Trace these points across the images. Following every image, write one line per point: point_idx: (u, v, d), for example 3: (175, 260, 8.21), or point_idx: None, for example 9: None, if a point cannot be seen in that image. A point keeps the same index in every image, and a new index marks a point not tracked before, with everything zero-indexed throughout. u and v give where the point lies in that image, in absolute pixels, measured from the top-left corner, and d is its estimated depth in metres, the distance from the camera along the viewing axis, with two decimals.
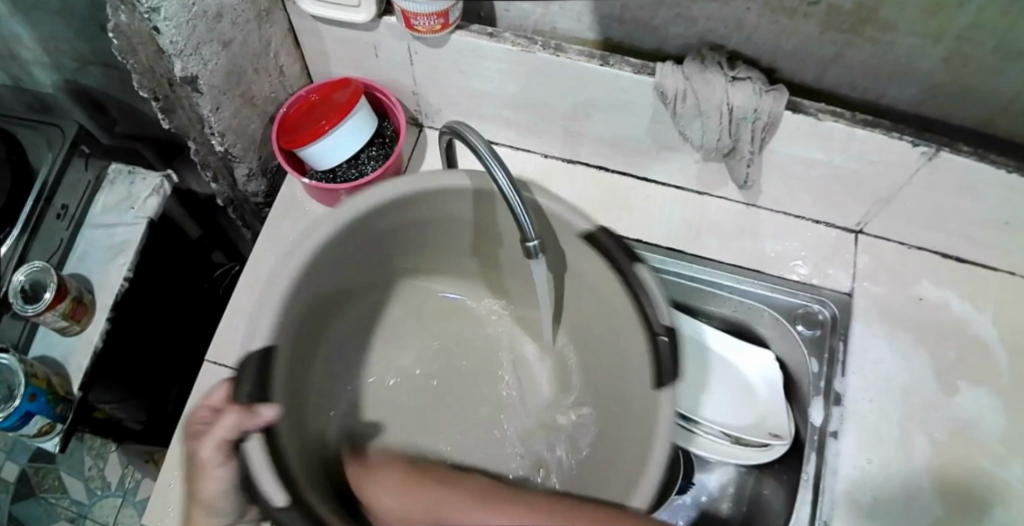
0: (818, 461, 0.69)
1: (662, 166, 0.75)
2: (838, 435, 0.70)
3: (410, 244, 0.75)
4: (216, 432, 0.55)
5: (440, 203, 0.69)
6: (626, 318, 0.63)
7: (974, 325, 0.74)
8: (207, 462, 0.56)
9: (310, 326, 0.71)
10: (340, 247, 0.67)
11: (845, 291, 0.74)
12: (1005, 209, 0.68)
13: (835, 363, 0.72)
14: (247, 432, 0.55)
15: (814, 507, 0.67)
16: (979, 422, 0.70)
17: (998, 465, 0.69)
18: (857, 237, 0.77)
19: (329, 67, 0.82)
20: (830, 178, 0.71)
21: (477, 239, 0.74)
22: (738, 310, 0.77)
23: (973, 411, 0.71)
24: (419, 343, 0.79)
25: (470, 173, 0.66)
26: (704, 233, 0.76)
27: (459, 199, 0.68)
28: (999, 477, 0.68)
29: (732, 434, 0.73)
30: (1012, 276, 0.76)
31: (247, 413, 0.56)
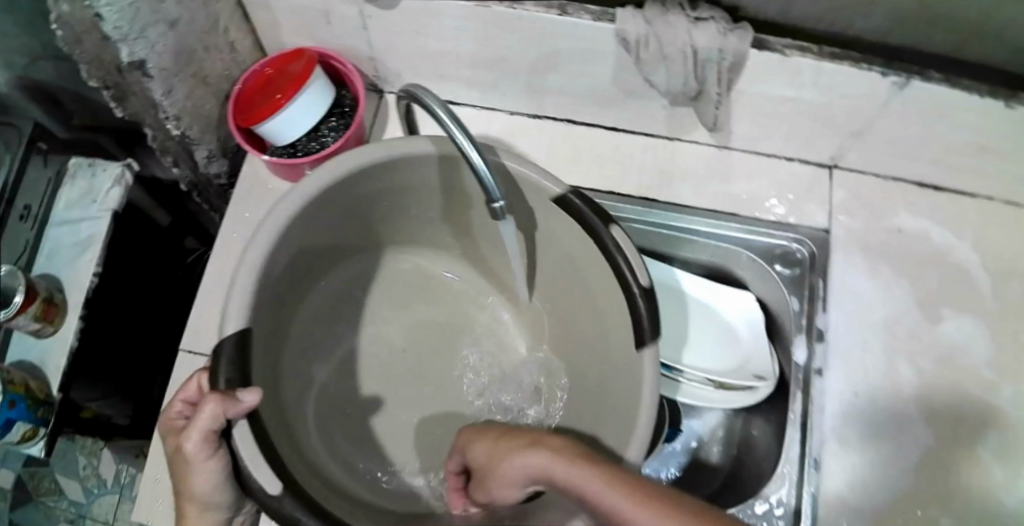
0: (804, 401, 0.69)
1: (629, 115, 0.74)
2: (823, 372, 0.70)
3: (374, 219, 0.73)
4: (197, 425, 0.52)
5: (406, 173, 0.66)
6: (596, 275, 0.62)
7: (957, 253, 0.74)
8: (194, 457, 0.53)
9: (275, 311, 0.68)
10: (306, 226, 0.65)
11: (822, 228, 0.73)
12: (981, 134, 0.67)
13: (815, 300, 0.71)
14: (233, 418, 0.53)
15: (804, 446, 0.68)
16: (965, 349, 0.71)
17: (988, 391, 0.70)
18: (832, 172, 0.76)
19: (282, 38, 0.79)
20: (802, 116, 0.70)
21: (449, 204, 0.71)
22: (715, 254, 0.76)
23: (959, 338, 0.71)
24: (399, 324, 0.77)
25: (434, 140, 0.63)
26: (677, 180, 0.75)
27: (427, 165, 0.65)
28: (991, 403, 0.70)
29: (714, 378, 0.72)
30: (990, 201, 0.75)
31: (227, 399, 0.52)
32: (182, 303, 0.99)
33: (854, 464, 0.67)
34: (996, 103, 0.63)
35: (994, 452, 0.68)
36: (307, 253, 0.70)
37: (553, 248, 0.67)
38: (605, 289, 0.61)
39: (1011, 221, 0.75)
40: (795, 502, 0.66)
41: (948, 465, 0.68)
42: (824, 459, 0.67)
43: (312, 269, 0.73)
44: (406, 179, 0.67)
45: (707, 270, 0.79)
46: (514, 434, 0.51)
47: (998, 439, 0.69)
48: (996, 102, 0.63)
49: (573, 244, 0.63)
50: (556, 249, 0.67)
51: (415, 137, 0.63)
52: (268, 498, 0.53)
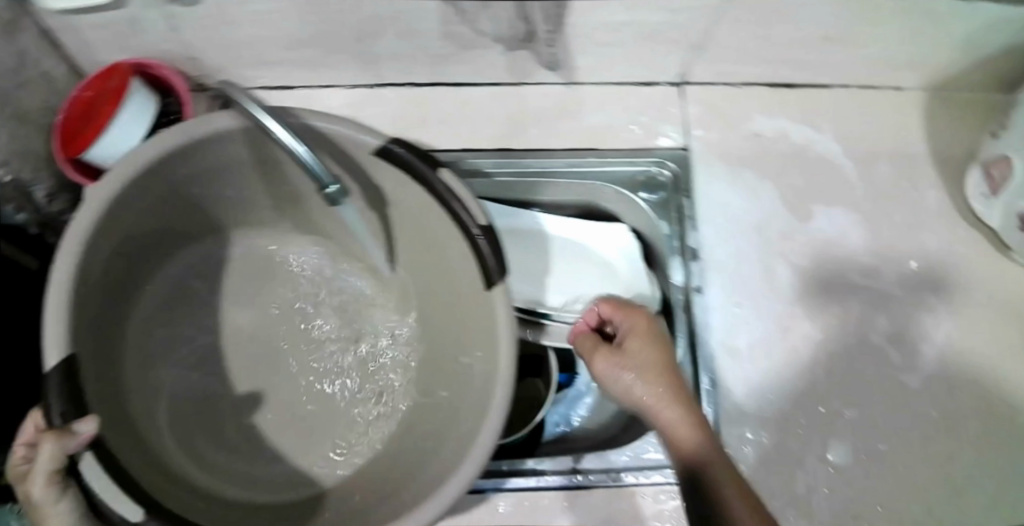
0: (688, 320, 0.69)
1: (468, 68, 0.71)
2: (702, 289, 0.69)
3: (192, 208, 0.69)
4: (36, 466, 0.50)
5: (212, 155, 0.63)
6: (437, 226, 0.60)
7: (818, 146, 0.74)
8: (41, 499, 0.51)
9: (101, 318, 0.63)
10: (116, 231, 0.61)
11: (681, 146, 0.72)
12: (818, 25, 0.66)
13: (684, 219, 0.71)
14: (74, 452, 0.50)
15: (696, 367, 0.67)
16: (841, 240, 0.71)
17: (869, 277, 0.71)
18: (682, 89, 0.75)
19: (97, 55, 0.75)
20: (642, 39, 0.68)
21: (268, 180, 0.68)
22: (581, 192, 0.75)
23: (833, 231, 0.71)
24: (248, 311, 0.73)
25: (236, 114, 0.60)
26: (527, 125, 0.72)
27: (232, 143, 0.62)
28: (874, 285, 0.70)
29: None
30: (842, 89, 0.76)
31: (61, 432, 0.49)
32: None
33: (750, 376, 0.67)
34: None
35: (886, 335, 0.69)
36: (123, 253, 0.65)
37: (388, 205, 0.65)
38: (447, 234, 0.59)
39: (863, 105, 0.75)
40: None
41: (841, 356, 0.68)
42: (718, 375, 0.66)
43: (133, 272, 0.69)
44: (213, 161, 0.64)
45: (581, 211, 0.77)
46: (631, 313, 0.60)
47: (886, 319, 0.69)
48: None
49: (408, 195, 0.61)
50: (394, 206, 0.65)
51: (214, 114, 0.60)
52: (128, 524, 0.50)
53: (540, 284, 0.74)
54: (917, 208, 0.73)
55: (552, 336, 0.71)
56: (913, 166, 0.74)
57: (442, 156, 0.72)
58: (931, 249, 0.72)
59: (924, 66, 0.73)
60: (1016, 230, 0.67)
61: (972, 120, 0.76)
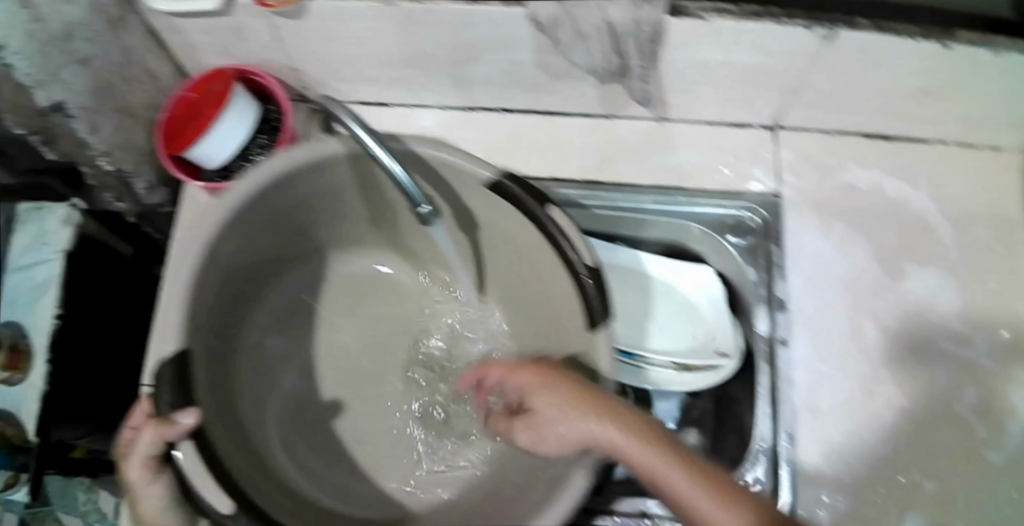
0: (771, 372, 0.67)
1: (558, 97, 0.72)
2: (788, 342, 0.67)
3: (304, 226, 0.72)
4: (138, 450, 0.51)
5: (318, 177, 0.66)
6: (543, 261, 0.61)
7: (914, 203, 0.71)
8: (138, 481, 0.53)
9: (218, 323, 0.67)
10: (231, 243, 0.64)
11: (773, 192, 0.71)
12: (921, 77, 0.65)
13: (772, 267, 0.69)
14: (175, 443, 0.51)
15: (775, 420, 0.66)
16: (932, 304, 0.69)
17: (960, 345, 0.68)
18: (774, 132, 0.74)
19: (202, 59, 0.78)
20: (734, 79, 0.68)
21: (371, 201, 0.70)
22: (668, 231, 0.75)
23: (924, 293, 0.69)
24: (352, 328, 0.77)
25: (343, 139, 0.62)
26: (615, 159, 0.72)
27: (340, 167, 0.65)
28: (963, 354, 0.67)
29: (678, 361, 0.70)
30: (943, 144, 0.73)
31: (164, 423, 0.51)
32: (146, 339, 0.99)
33: (829, 434, 0.65)
34: (929, 45, 0.60)
35: (973, 409, 0.66)
36: (240, 264, 0.68)
37: (489, 231, 0.66)
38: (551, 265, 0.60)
39: (964, 163, 0.72)
40: (771, 479, 0.65)
41: (927, 423, 0.65)
42: (797, 432, 0.65)
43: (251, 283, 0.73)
44: (324, 184, 0.66)
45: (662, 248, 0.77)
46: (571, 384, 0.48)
47: (973, 390, 0.66)
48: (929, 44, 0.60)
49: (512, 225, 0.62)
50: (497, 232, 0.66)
51: (325, 138, 0.62)
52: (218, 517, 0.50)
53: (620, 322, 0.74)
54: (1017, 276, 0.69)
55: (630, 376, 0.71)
56: (1016, 229, 0.71)
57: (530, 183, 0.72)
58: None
59: None
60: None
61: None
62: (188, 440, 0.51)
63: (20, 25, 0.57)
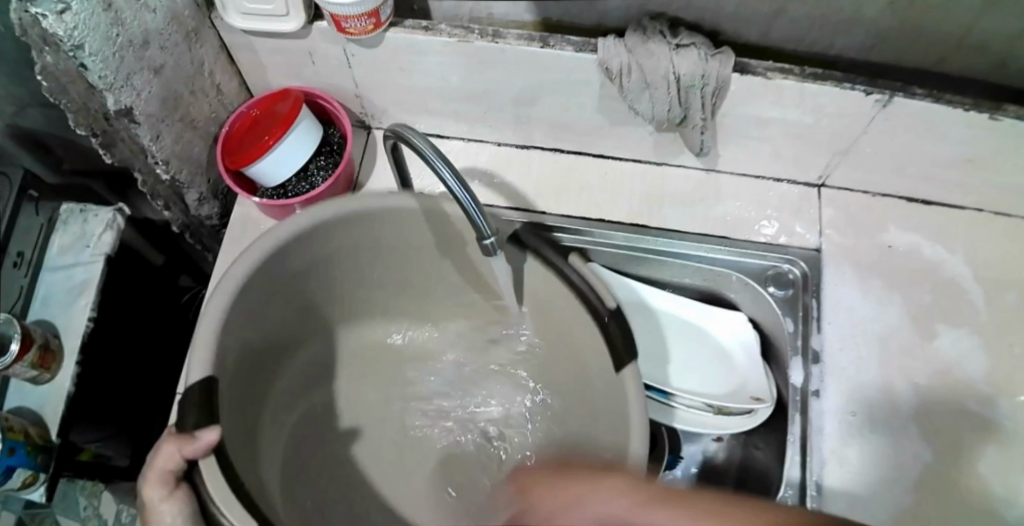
0: (802, 421, 0.68)
1: (615, 142, 0.74)
2: (821, 394, 0.69)
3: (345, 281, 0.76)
4: (154, 465, 0.55)
5: (384, 228, 0.70)
6: (565, 311, 0.67)
7: (949, 267, 0.74)
8: (150, 500, 0.55)
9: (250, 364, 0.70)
10: (292, 276, 0.70)
11: (813, 247, 0.74)
12: (966, 146, 0.68)
13: (810, 321, 0.71)
14: (190, 459, 0.55)
15: (805, 468, 0.66)
16: (964, 364, 0.70)
17: (986, 406, 0.69)
18: (820, 191, 0.77)
19: (268, 78, 0.80)
20: (788, 137, 0.70)
21: (439, 245, 0.72)
22: (707, 278, 0.76)
23: (956, 354, 0.71)
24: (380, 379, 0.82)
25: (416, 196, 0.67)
26: (665, 206, 0.74)
27: (397, 224, 0.70)
28: (988, 416, 0.69)
29: (714, 404, 0.71)
30: (979, 213, 0.76)
31: (183, 439, 0.55)
32: (180, 341, 0.99)
33: (856, 486, 0.65)
34: (979, 115, 0.64)
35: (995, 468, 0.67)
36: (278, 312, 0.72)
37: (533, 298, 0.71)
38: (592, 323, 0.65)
39: (1000, 232, 0.75)
40: None
41: (953, 480, 0.67)
42: (824, 481, 0.66)
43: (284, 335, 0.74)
44: (376, 240, 0.72)
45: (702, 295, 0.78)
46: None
47: (995, 452, 0.68)
48: (979, 115, 0.64)
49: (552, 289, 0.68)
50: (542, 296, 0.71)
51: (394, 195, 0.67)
52: None
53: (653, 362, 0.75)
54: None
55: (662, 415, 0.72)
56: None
57: (579, 223, 0.73)
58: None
59: None
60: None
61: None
62: (207, 455, 0.55)
63: (100, 27, 0.59)
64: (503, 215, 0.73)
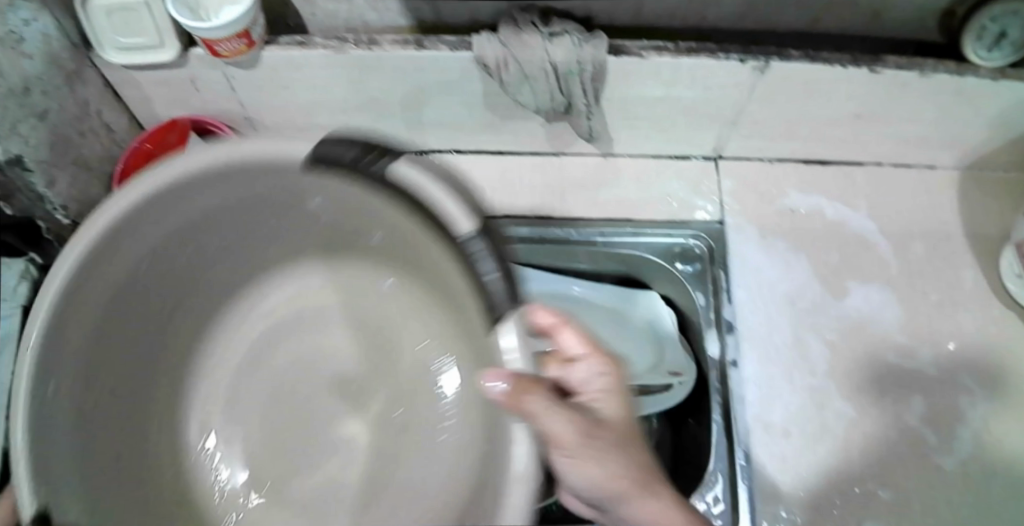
0: (722, 401, 0.68)
1: (511, 136, 0.74)
2: (738, 363, 0.69)
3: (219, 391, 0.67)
4: None
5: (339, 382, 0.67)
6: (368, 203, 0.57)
7: (854, 222, 0.75)
8: None
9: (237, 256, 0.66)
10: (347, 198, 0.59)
11: (716, 220, 0.75)
12: (856, 102, 0.70)
13: (719, 292, 0.71)
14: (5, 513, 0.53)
15: (731, 443, 0.66)
16: (874, 317, 0.71)
17: (904, 357, 0.70)
18: (717, 164, 0.78)
19: (158, 111, 0.79)
20: (676, 114, 0.71)
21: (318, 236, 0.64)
22: (615, 263, 0.76)
23: (866, 307, 0.72)
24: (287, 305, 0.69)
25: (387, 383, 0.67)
26: (567, 194, 0.75)
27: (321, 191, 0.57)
28: (908, 367, 0.70)
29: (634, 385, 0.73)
30: (879, 166, 0.78)
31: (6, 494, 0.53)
32: None
33: (779, 479, 0.64)
34: (858, 69, 0.65)
35: (921, 416, 0.68)
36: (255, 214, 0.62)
37: (275, 226, 0.65)
38: (420, 264, 0.62)
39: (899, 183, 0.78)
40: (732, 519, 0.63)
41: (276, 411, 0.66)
42: (752, 452, 0.65)
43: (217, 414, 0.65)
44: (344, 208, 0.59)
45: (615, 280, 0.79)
46: None
47: (921, 401, 0.68)
48: (859, 70, 0.65)
49: (387, 243, 0.63)
50: (252, 313, 0.69)
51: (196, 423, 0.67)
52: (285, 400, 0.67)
53: None
54: (956, 292, 0.73)
55: None
56: (950, 245, 0.75)
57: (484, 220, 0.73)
58: (968, 331, 0.72)
59: (959, 145, 0.75)
60: None
61: (1010, 201, 0.77)
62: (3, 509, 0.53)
63: None
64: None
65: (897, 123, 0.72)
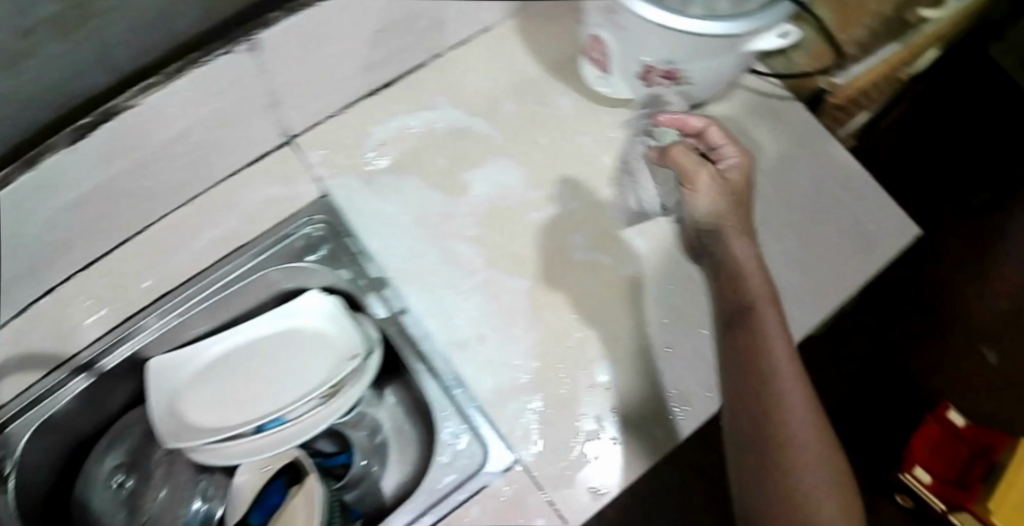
0: (409, 344, 0.64)
1: (82, 245, 0.65)
2: (406, 309, 0.64)
3: None
4: None
5: None
6: None
7: (438, 119, 0.71)
8: None
9: None
10: None
11: (317, 196, 0.68)
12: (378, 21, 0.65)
13: (354, 258, 0.67)
14: None
15: (437, 375, 0.63)
16: (504, 189, 0.69)
17: (542, 208, 0.68)
18: (294, 143, 0.71)
19: None
20: (213, 128, 0.64)
21: None
22: (256, 287, 0.69)
23: (493, 187, 0.69)
24: None
25: None
26: (176, 256, 0.67)
27: None
28: (550, 215, 0.68)
29: (330, 386, 0.63)
30: (441, 59, 0.74)
31: None
32: None
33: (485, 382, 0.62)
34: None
35: (585, 245, 0.67)
36: None
37: None
38: None
39: (465, 56, 0.74)
40: (482, 446, 0.60)
41: None
42: (457, 373, 0.62)
43: None
44: None
45: (274, 301, 0.72)
46: None
47: (578, 234, 0.68)
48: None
49: None
50: None
51: None
52: None
53: (262, 391, 0.67)
54: (559, 122, 0.72)
55: (284, 439, 0.62)
56: (537, 85, 0.73)
57: (114, 334, 0.65)
58: (588, 149, 0.71)
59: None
60: (643, 89, 0.68)
61: (563, 17, 0.76)
62: None
63: None
64: (39, 388, 0.63)
65: (427, 17, 0.68)
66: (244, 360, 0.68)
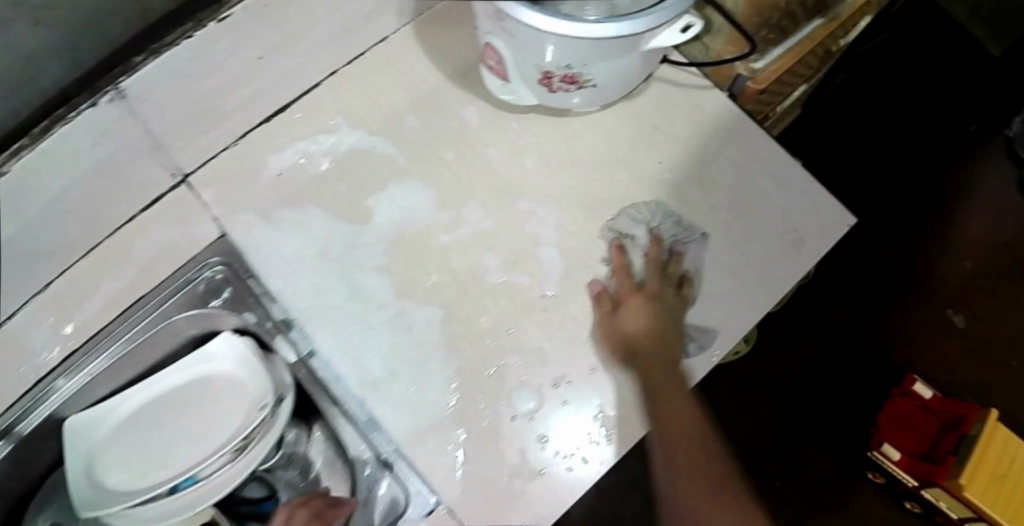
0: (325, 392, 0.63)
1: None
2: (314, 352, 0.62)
3: None
4: None
5: None
6: None
7: (336, 143, 0.67)
8: None
9: None
10: None
11: (217, 237, 0.65)
12: (254, 47, 0.60)
13: (261, 299, 0.65)
14: None
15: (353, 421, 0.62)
16: (411, 215, 0.65)
17: (452, 230, 0.65)
18: (188, 183, 0.66)
19: None
20: (97, 188, 0.58)
21: None
22: (166, 336, 0.68)
23: (400, 213, 0.65)
24: None
25: None
26: (78, 316, 0.63)
27: None
28: (460, 237, 0.65)
29: (245, 434, 0.63)
30: (334, 79, 0.69)
31: None
32: None
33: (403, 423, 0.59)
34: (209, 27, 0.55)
35: (500, 267, 0.64)
36: None
37: None
38: None
39: (360, 73, 0.69)
40: (404, 492, 0.59)
41: None
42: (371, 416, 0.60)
43: None
44: None
45: (186, 347, 0.71)
46: None
47: (492, 255, 0.64)
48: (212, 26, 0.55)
49: None
50: None
51: None
52: None
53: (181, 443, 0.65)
54: (465, 136, 0.68)
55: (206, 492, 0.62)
56: (440, 98, 0.69)
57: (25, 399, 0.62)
58: (498, 161, 0.67)
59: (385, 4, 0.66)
60: (548, 95, 0.64)
61: (462, 22, 0.72)
62: None
63: None
64: None
65: (311, 37, 0.64)
66: (161, 414, 0.66)
